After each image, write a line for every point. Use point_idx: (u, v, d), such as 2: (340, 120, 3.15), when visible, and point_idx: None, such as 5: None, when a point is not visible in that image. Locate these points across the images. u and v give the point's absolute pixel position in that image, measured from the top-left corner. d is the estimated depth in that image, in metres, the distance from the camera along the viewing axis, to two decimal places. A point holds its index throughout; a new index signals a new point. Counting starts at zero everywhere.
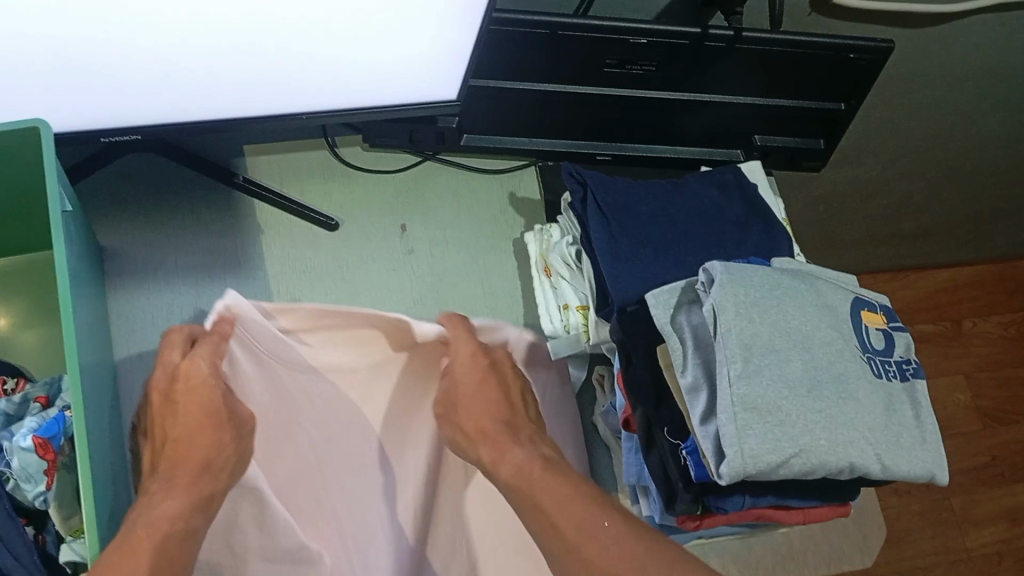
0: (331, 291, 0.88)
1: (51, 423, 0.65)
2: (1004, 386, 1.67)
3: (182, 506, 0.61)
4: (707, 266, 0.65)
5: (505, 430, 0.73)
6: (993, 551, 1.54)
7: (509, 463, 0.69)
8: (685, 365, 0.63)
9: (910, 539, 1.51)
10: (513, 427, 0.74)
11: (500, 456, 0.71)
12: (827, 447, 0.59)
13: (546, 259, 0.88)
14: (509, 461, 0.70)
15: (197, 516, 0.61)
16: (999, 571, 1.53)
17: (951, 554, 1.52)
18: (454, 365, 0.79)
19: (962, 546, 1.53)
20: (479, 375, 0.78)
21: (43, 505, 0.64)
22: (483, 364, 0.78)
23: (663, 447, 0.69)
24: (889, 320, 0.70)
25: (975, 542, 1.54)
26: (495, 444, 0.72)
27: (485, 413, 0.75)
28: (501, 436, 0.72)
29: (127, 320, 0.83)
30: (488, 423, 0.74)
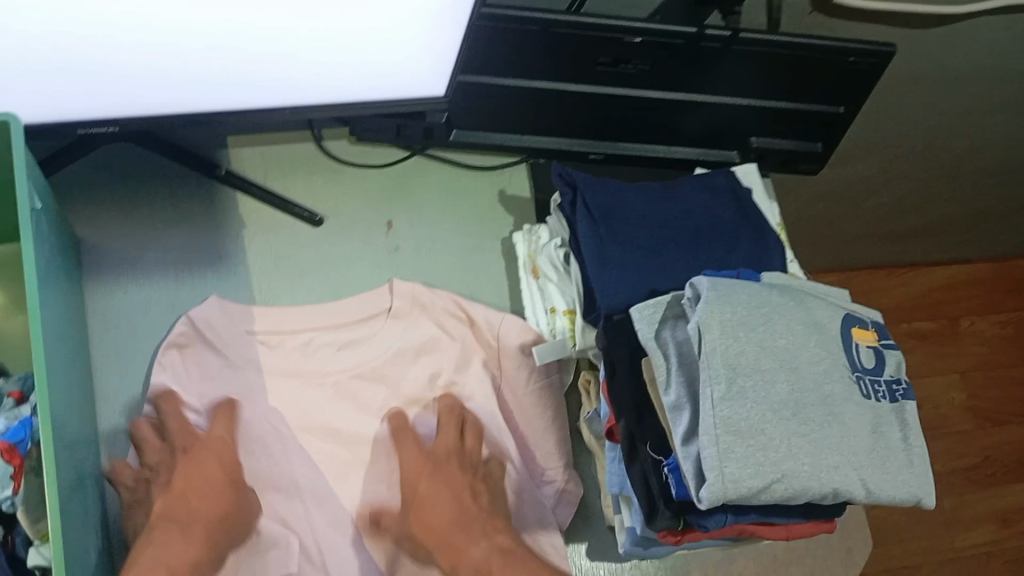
0: (314, 289, 0.87)
1: (18, 427, 0.64)
2: (999, 386, 1.65)
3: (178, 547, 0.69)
4: (693, 281, 0.63)
5: (465, 521, 0.76)
6: (981, 552, 1.54)
7: (468, 559, 0.74)
8: (668, 383, 0.61)
9: (897, 539, 1.50)
10: (467, 522, 0.77)
11: (459, 556, 0.75)
12: (810, 473, 0.57)
13: (533, 260, 0.86)
14: (467, 558, 0.74)
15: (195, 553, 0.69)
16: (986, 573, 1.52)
17: (938, 555, 1.51)
18: (405, 463, 0.79)
19: (950, 547, 1.52)
20: (430, 468, 0.79)
21: (9, 509, 0.63)
22: (438, 455, 0.79)
23: (644, 461, 0.68)
24: (880, 338, 0.68)
25: (964, 543, 1.53)
26: (451, 548, 0.75)
27: (444, 497, 0.77)
28: (458, 537, 0.75)
29: (103, 316, 0.82)
30: (446, 523, 0.76)
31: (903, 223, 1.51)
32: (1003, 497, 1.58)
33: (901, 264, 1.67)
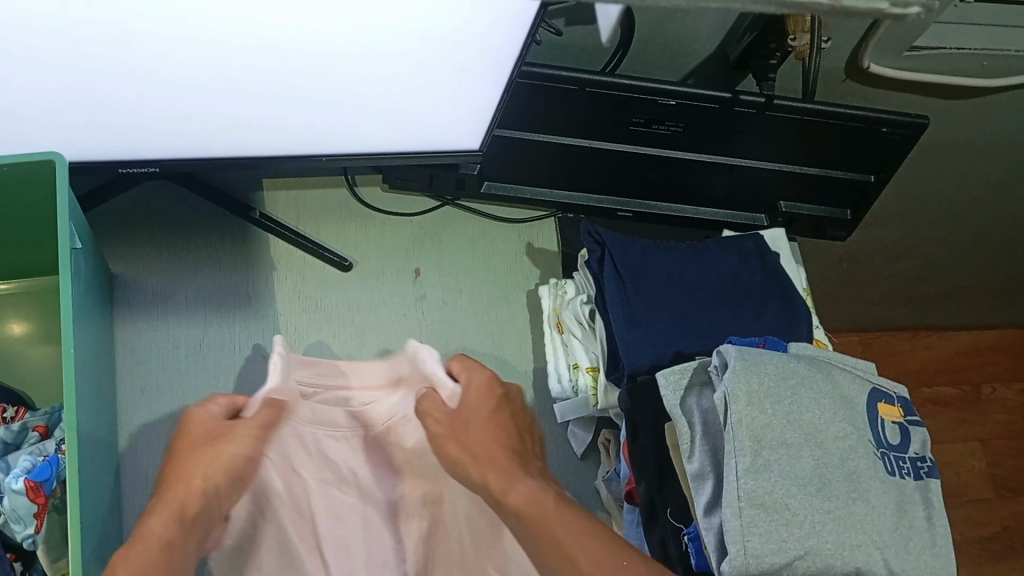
0: (339, 332, 0.87)
1: (44, 465, 0.63)
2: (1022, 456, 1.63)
3: (160, 525, 0.63)
4: (720, 349, 0.63)
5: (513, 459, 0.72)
6: None
7: (519, 490, 0.68)
8: (691, 451, 0.61)
9: None
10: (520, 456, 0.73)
11: (510, 484, 0.69)
12: (833, 551, 0.57)
13: (559, 315, 0.87)
14: (518, 489, 0.68)
15: (178, 532, 0.63)
16: None
17: None
18: (467, 387, 0.76)
19: None
20: (491, 403, 0.75)
21: (31, 547, 0.63)
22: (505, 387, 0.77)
23: (664, 526, 0.68)
24: (906, 414, 0.67)
25: None
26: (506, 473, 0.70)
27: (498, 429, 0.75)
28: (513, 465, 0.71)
29: (132, 352, 0.83)
30: (497, 451, 0.72)
31: (928, 287, 1.51)
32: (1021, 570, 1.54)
33: (924, 327, 1.66)
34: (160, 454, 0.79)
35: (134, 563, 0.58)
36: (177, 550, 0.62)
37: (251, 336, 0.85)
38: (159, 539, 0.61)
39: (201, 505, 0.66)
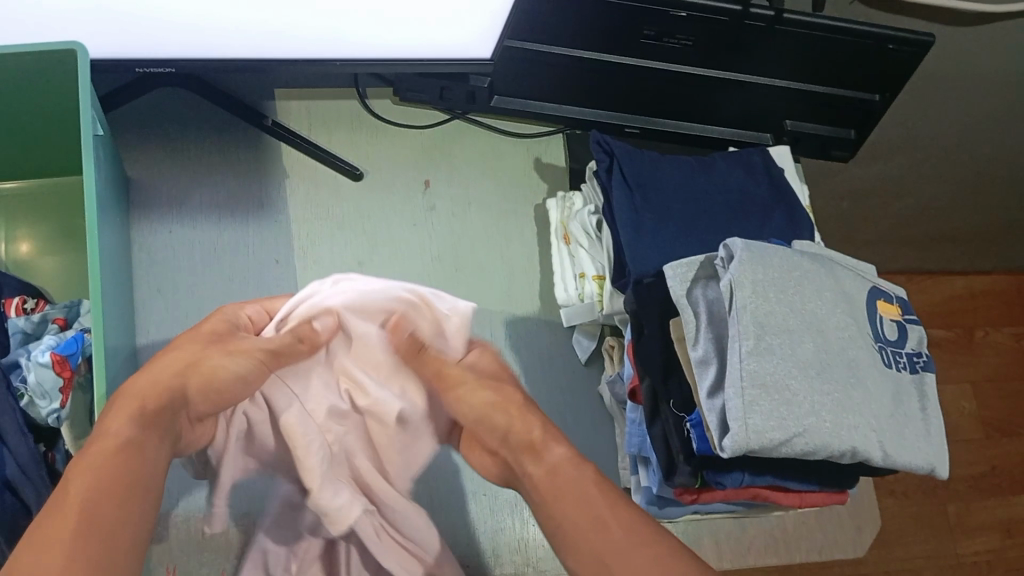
0: (350, 240, 0.89)
1: (70, 341, 0.66)
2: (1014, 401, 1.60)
3: (126, 422, 0.52)
4: (727, 242, 0.64)
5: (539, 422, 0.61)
6: (982, 559, 1.47)
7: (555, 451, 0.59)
8: (696, 338, 0.63)
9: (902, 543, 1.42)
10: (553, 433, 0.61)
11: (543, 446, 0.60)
12: (831, 430, 0.59)
13: (566, 227, 0.89)
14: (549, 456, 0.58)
15: (147, 436, 0.53)
16: None
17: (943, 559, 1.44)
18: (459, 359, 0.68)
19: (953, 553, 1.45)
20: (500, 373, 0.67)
21: (55, 422, 0.65)
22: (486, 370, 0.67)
23: (667, 417, 0.70)
24: (904, 313, 0.69)
25: (966, 549, 1.46)
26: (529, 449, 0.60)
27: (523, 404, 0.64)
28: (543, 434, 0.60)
29: (147, 251, 0.84)
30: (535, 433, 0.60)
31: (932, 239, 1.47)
32: (1004, 508, 1.51)
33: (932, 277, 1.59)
34: None
35: (88, 480, 0.48)
36: (142, 453, 0.51)
37: (263, 241, 0.87)
38: (122, 440, 0.50)
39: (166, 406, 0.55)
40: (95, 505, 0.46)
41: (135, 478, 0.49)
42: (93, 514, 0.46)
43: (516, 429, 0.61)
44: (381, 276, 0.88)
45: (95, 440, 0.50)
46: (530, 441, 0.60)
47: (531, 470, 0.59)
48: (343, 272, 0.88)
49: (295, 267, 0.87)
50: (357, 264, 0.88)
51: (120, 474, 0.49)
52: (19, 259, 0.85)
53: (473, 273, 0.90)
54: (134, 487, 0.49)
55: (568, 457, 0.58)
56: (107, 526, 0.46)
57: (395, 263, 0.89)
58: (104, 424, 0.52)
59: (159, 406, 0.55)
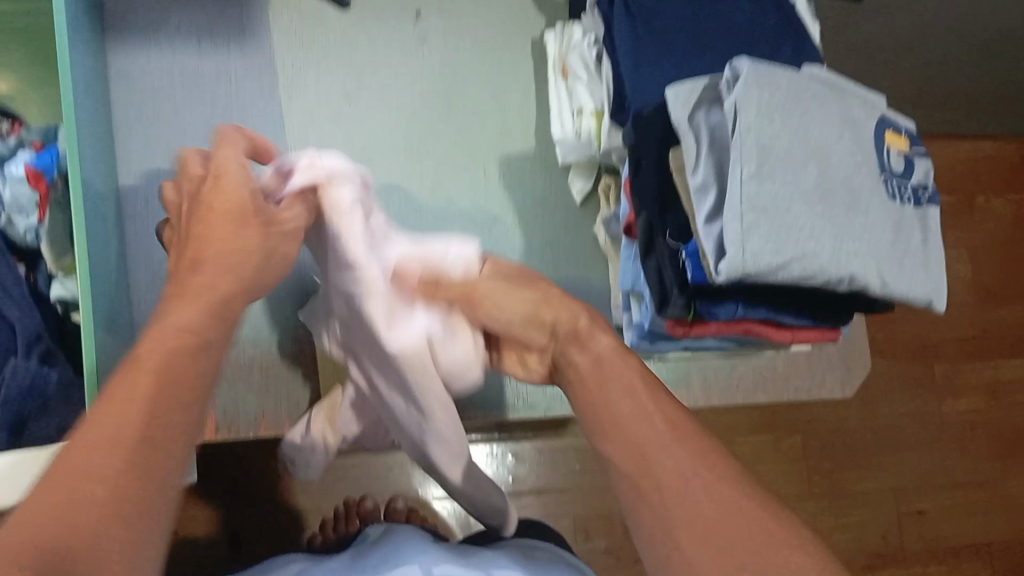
0: (336, 72, 0.85)
1: (44, 156, 0.66)
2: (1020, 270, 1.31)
3: (196, 313, 0.47)
4: (733, 62, 0.61)
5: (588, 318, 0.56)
6: (963, 425, 1.23)
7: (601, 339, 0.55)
8: (696, 164, 0.61)
9: (888, 406, 1.19)
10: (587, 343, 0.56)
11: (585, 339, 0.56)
12: (830, 256, 0.58)
13: (564, 60, 0.84)
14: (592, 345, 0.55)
15: (220, 326, 0.48)
16: (961, 449, 1.22)
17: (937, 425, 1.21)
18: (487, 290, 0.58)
19: (929, 417, 1.21)
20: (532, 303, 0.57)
21: (34, 240, 0.66)
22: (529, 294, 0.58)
23: (662, 251, 0.69)
24: (912, 146, 0.67)
25: (947, 414, 1.22)
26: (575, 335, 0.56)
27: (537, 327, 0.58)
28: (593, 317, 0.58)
29: (126, 78, 0.81)
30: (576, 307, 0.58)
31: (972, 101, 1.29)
32: (988, 370, 1.26)
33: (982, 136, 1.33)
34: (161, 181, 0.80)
35: (156, 374, 0.42)
36: (203, 353, 0.45)
37: (246, 72, 0.84)
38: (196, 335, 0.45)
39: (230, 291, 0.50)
40: (169, 380, 0.42)
41: (203, 372, 0.45)
42: (160, 417, 0.40)
43: (561, 318, 0.57)
44: (368, 110, 0.85)
45: (167, 321, 0.45)
46: (576, 329, 0.56)
47: (577, 358, 0.55)
48: (331, 105, 0.84)
49: (280, 99, 0.84)
50: (345, 97, 0.85)
51: (179, 375, 0.43)
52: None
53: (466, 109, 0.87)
54: (198, 384, 0.44)
55: (614, 348, 0.55)
56: (133, 440, 0.38)
57: (383, 98, 0.86)
58: (169, 317, 0.46)
59: (230, 299, 0.50)
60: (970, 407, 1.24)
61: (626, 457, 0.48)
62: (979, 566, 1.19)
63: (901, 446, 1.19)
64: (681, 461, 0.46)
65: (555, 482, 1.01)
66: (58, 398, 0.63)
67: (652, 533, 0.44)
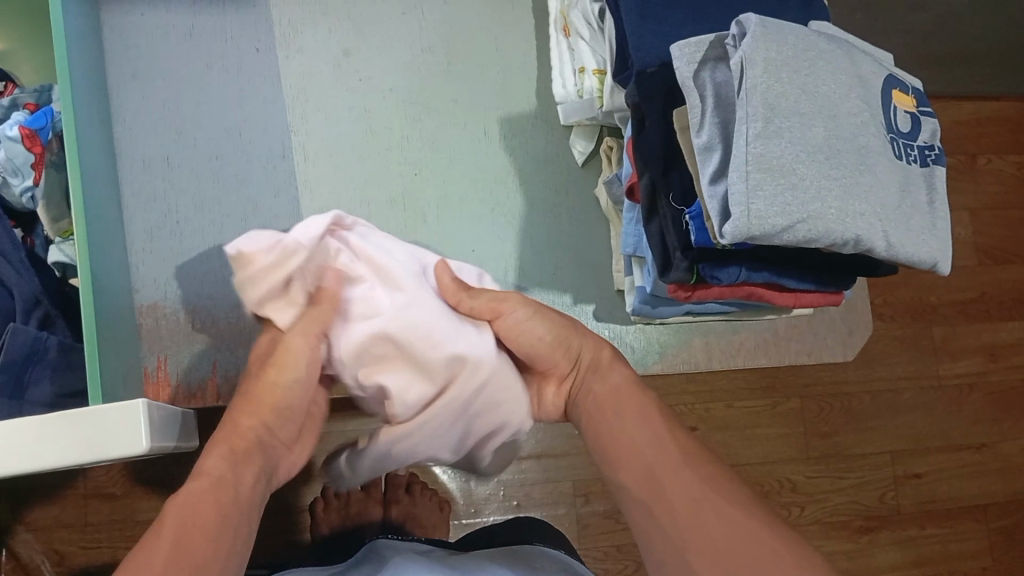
0: (336, 28, 0.84)
1: (39, 116, 0.64)
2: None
3: (217, 462, 0.48)
4: (740, 18, 0.60)
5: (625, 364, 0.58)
6: (963, 383, 1.23)
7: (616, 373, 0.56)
8: (700, 123, 0.60)
9: (885, 362, 1.20)
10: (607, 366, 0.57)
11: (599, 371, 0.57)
12: (836, 217, 0.57)
13: (566, 17, 0.82)
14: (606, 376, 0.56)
15: (244, 472, 0.48)
16: (964, 407, 1.22)
17: (929, 382, 1.21)
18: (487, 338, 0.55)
19: (933, 376, 1.22)
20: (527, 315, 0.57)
21: (30, 202, 0.63)
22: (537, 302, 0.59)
23: (665, 214, 0.68)
24: (919, 105, 0.66)
25: (949, 372, 1.22)
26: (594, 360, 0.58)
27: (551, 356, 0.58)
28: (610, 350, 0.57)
29: (122, 37, 0.80)
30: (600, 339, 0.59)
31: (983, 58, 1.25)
32: (990, 332, 1.25)
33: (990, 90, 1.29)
34: (160, 141, 0.79)
35: (183, 509, 0.43)
36: (235, 490, 0.46)
37: (242, 30, 0.82)
38: (213, 478, 0.46)
39: (253, 442, 0.51)
40: (195, 525, 0.42)
41: (232, 503, 0.45)
42: (185, 546, 0.40)
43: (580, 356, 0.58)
44: (367, 69, 0.84)
45: (191, 482, 0.45)
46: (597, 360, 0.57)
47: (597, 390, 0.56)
48: (327, 64, 0.83)
49: (277, 57, 0.82)
50: (343, 54, 0.83)
51: (213, 506, 0.44)
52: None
53: (465, 67, 0.86)
54: (224, 514, 0.44)
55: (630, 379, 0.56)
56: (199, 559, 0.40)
57: (381, 56, 0.84)
58: (199, 464, 0.47)
59: (251, 453, 0.50)
60: (967, 370, 1.23)
61: (640, 482, 0.49)
62: (975, 527, 1.20)
63: (900, 403, 1.20)
64: (691, 483, 0.47)
65: (556, 445, 1.01)
66: (60, 364, 0.63)
67: (663, 557, 0.45)
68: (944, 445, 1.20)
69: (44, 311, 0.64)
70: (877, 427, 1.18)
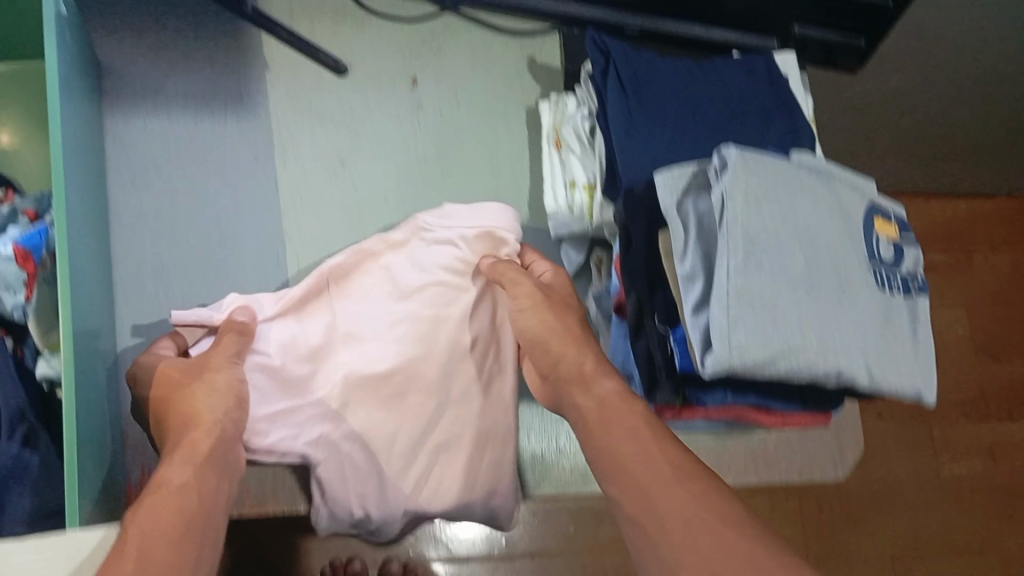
0: (333, 137, 0.86)
1: (33, 234, 0.66)
2: (1019, 325, 1.29)
3: (175, 464, 0.53)
4: (721, 151, 0.61)
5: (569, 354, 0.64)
6: (964, 485, 1.21)
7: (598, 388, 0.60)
8: (683, 251, 0.61)
9: (882, 462, 1.18)
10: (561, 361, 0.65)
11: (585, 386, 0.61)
12: (817, 349, 0.57)
13: (558, 132, 0.84)
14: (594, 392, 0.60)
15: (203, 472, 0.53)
16: (967, 510, 1.20)
17: (928, 481, 1.19)
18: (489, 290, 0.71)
19: (932, 474, 1.20)
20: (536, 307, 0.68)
21: (22, 318, 0.66)
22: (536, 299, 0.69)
23: (650, 333, 0.68)
24: (902, 232, 0.67)
25: (950, 473, 1.20)
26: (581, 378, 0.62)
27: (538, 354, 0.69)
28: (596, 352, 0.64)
29: (122, 144, 0.81)
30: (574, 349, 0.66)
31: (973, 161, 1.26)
32: (990, 431, 1.23)
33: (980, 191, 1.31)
34: (156, 247, 0.80)
35: (154, 506, 0.48)
36: (198, 490, 0.51)
37: (242, 138, 0.84)
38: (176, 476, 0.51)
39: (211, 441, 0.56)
40: (161, 512, 0.48)
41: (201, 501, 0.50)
42: (155, 538, 0.46)
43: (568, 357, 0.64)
44: (364, 176, 0.85)
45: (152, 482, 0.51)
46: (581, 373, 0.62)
47: (582, 401, 0.60)
48: (324, 172, 0.85)
49: (274, 165, 0.84)
50: (339, 162, 0.85)
51: (183, 500, 0.49)
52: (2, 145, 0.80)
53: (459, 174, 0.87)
54: (194, 507, 0.49)
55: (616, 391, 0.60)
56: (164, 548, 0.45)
57: (378, 162, 0.86)
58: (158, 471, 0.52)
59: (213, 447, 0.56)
60: (968, 471, 1.21)
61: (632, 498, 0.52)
62: None
63: (900, 503, 1.18)
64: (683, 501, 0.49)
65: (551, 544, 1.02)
66: (42, 480, 0.62)
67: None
68: (946, 549, 1.18)
69: (29, 425, 0.64)
70: (875, 530, 1.16)
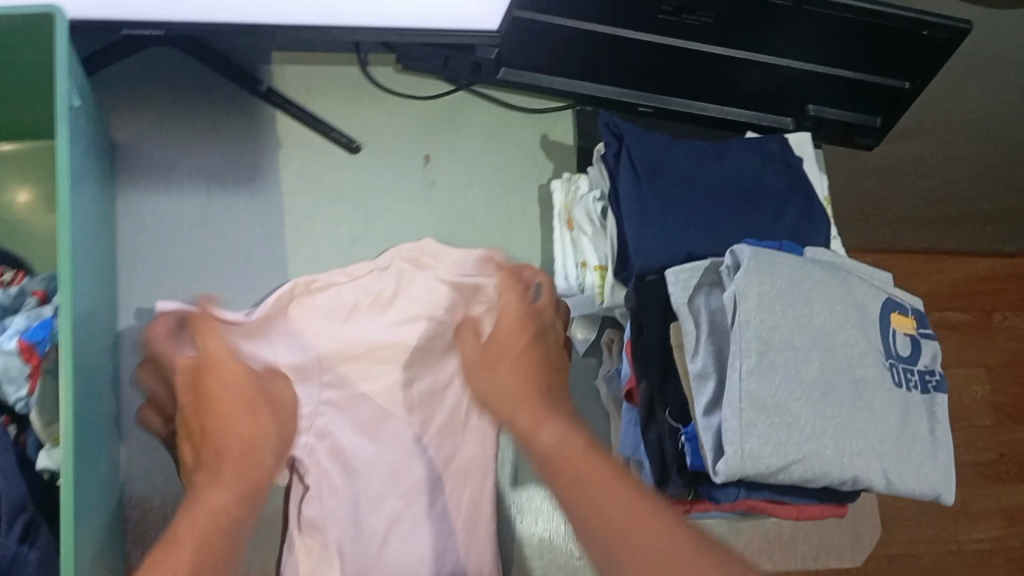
0: (346, 214, 0.86)
1: (38, 327, 0.66)
2: None
3: (226, 495, 0.57)
4: (734, 249, 0.60)
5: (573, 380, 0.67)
6: (984, 550, 1.18)
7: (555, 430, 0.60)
8: (695, 350, 0.60)
9: (903, 528, 1.15)
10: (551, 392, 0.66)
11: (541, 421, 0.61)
12: (830, 456, 0.56)
13: (570, 212, 0.84)
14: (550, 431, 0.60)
15: (243, 506, 0.57)
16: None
17: (946, 546, 1.17)
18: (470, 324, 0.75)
19: (951, 539, 1.17)
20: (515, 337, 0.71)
21: (25, 409, 0.65)
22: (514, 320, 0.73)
23: (662, 425, 0.67)
24: (919, 326, 0.66)
25: (970, 537, 1.18)
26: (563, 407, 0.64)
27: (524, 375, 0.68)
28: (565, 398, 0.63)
29: (134, 224, 0.81)
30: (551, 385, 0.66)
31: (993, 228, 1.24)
32: (1011, 495, 1.21)
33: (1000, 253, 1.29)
34: None
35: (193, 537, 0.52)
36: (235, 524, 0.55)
37: (255, 216, 0.84)
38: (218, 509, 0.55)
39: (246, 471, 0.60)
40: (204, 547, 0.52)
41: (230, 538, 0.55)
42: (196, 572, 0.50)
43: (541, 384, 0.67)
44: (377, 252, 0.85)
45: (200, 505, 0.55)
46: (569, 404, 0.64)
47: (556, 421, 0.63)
48: (336, 250, 0.84)
49: (285, 242, 0.84)
50: (351, 240, 0.85)
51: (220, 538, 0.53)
52: (16, 220, 0.77)
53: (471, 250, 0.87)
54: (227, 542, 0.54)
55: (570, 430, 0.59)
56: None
57: (390, 238, 0.86)
58: (206, 493, 0.57)
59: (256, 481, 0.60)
60: (987, 535, 1.19)
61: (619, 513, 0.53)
62: None
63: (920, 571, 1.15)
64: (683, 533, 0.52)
65: None
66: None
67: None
68: None
69: (28, 517, 0.62)
70: None
